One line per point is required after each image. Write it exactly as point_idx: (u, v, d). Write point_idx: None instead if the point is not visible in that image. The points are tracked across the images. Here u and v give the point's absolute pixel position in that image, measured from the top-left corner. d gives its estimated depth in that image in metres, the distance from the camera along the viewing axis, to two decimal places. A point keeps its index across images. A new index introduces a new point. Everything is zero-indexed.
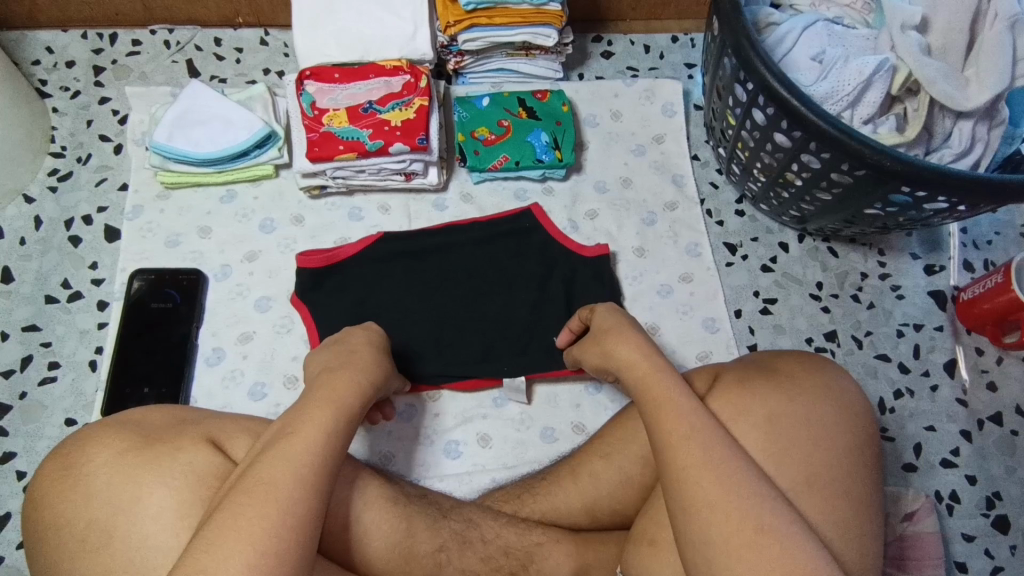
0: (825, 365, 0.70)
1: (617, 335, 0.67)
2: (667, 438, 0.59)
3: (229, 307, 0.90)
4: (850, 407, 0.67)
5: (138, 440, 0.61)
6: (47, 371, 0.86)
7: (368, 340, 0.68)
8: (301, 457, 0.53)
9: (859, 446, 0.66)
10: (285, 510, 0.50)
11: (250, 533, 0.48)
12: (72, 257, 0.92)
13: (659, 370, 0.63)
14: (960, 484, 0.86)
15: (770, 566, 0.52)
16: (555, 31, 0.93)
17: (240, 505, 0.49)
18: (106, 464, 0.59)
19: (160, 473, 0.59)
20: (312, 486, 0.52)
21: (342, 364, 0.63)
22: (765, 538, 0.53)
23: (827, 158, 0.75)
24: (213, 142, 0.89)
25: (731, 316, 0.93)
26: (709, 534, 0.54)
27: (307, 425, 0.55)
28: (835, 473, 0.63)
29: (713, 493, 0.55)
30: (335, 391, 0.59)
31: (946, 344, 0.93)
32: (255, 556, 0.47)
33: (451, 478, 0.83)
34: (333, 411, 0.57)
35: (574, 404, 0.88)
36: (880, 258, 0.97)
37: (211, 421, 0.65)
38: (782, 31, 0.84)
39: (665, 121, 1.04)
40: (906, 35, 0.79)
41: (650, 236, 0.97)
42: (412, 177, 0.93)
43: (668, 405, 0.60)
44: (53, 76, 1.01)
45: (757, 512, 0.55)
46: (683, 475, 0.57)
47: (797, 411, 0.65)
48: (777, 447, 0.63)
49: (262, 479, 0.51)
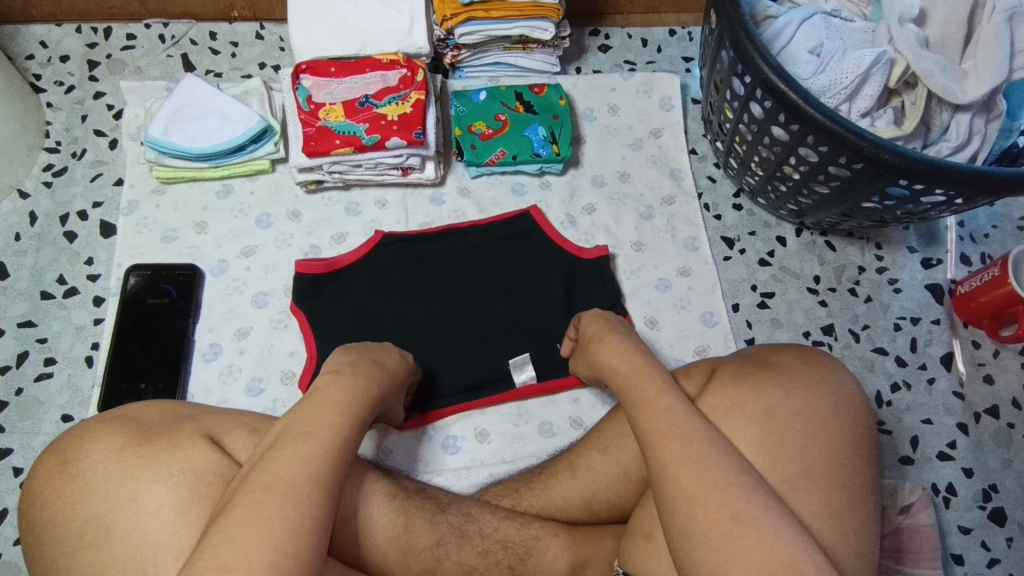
0: (824, 360, 0.71)
1: (602, 342, 0.71)
2: (649, 436, 0.60)
3: (226, 303, 0.89)
4: (847, 401, 0.68)
5: (136, 436, 0.61)
6: (43, 368, 0.85)
7: (397, 366, 0.69)
8: (318, 460, 0.52)
9: (857, 440, 0.67)
10: (302, 514, 0.49)
11: (271, 532, 0.47)
12: (67, 253, 0.91)
13: (641, 371, 0.65)
14: (956, 476, 0.86)
15: (749, 555, 0.52)
16: (552, 25, 0.93)
17: (261, 503, 0.48)
18: (103, 461, 0.59)
19: (160, 470, 0.59)
20: (328, 489, 0.51)
21: (347, 368, 0.62)
22: (746, 530, 0.53)
23: (825, 151, 0.74)
24: (210, 138, 0.89)
25: (728, 310, 0.93)
26: (692, 531, 0.54)
27: (323, 428, 0.54)
28: (830, 468, 0.64)
29: (691, 488, 0.55)
30: (348, 395, 0.58)
31: (943, 337, 0.93)
32: (273, 556, 0.46)
33: (449, 472, 0.82)
34: (347, 416, 0.56)
35: (573, 399, 0.87)
36: (877, 252, 0.97)
37: (209, 418, 0.65)
38: (780, 24, 0.84)
39: (663, 116, 1.04)
40: (905, 27, 0.78)
41: (648, 230, 0.97)
42: (410, 172, 0.92)
43: (651, 403, 0.62)
44: (48, 70, 1.01)
45: (734, 504, 0.54)
46: (666, 471, 0.57)
47: (793, 405, 0.66)
48: (773, 441, 0.64)
49: (279, 479, 0.50)
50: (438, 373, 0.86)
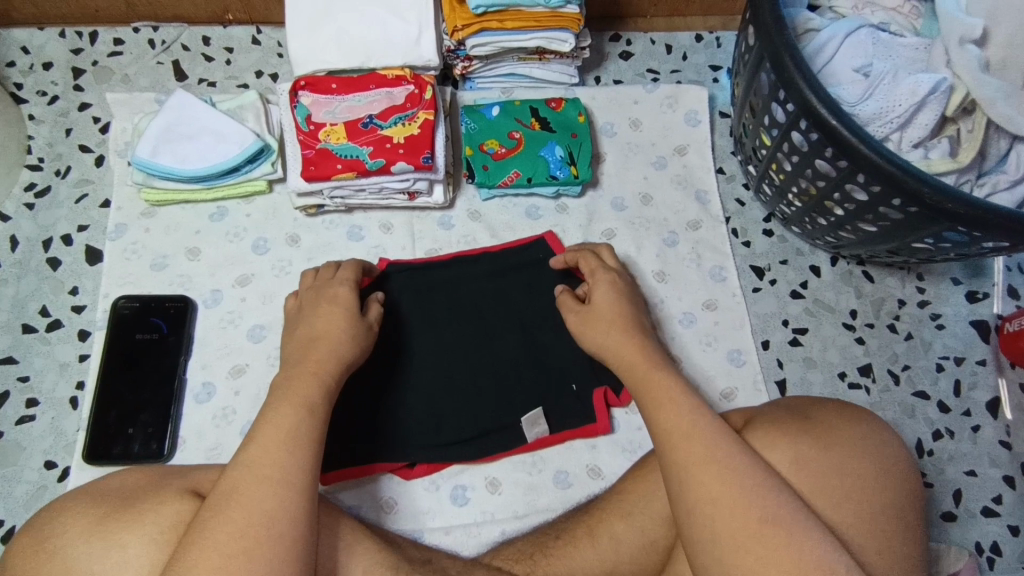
0: (855, 412, 0.67)
1: (608, 322, 0.70)
2: (668, 435, 0.59)
3: (220, 337, 0.84)
4: (880, 442, 0.64)
5: (116, 505, 0.58)
6: (25, 410, 0.80)
7: (334, 324, 0.71)
8: (268, 462, 0.57)
9: (902, 474, 0.63)
10: (252, 510, 0.54)
11: (215, 541, 0.53)
12: (51, 282, 0.85)
13: (654, 368, 0.65)
14: (1001, 535, 0.80)
15: (772, 552, 0.52)
16: (572, 35, 0.85)
17: (210, 519, 0.54)
18: (84, 532, 0.56)
19: (144, 537, 0.56)
20: (280, 487, 0.56)
21: (300, 359, 0.67)
22: (772, 529, 0.53)
23: (876, 192, 0.67)
24: (202, 158, 0.83)
25: (758, 347, 0.87)
26: (717, 532, 0.54)
27: (271, 426, 0.60)
28: (872, 487, 0.61)
29: (715, 488, 0.55)
30: (299, 391, 0.63)
31: (988, 380, 0.87)
32: (222, 559, 0.52)
33: (457, 529, 0.77)
34: (300, 410, 0.61)
35: (589, 445, 0.82)
36: (919, 283, 0.90)
37: (195, 479, 0.62)
38: (823, 39, 0.76)
39: (689, 131, 0.96)
40: (966, 49, 0.71)
41: (672, 258, 0.90)
42: (416, 196, 0.86)
43: (670, 401, 0.61)
44: (29, 79, 0.94)
45: (762, 505, 0.54)
46: (687, 472, 0.57)
47: (830, 462, 0.61)
48: (812, 491, 0.60)
49: (230, 488, 0.56)
50: (448, 416, 0.81)
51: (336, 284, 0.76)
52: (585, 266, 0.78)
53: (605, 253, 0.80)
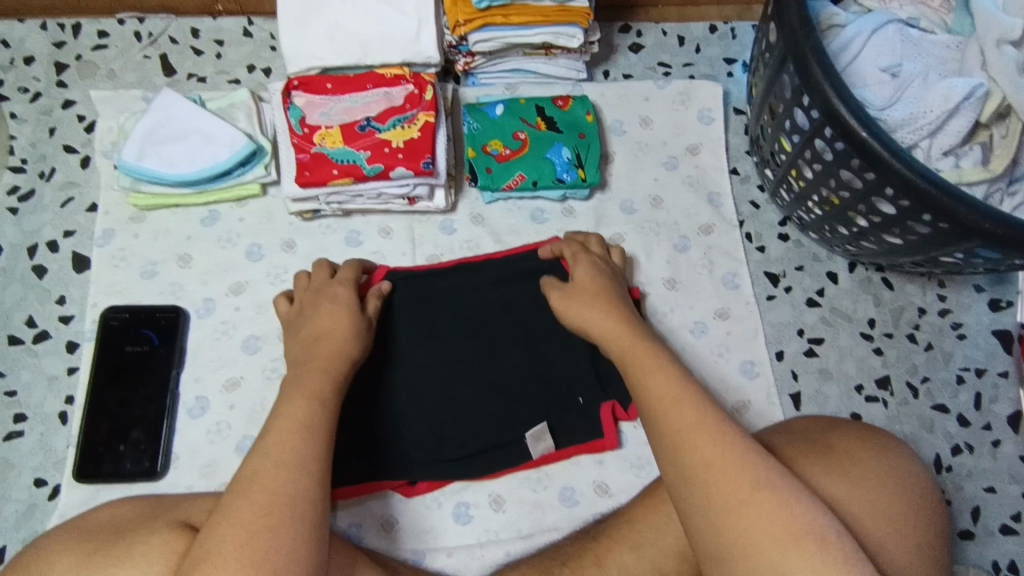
0: (877, 436, 0.64)
1: (589, 299, 0.69)
2: (656, 400, 0.57)
3: (214, 349, 0.80)
4: (907, 475, 0.61)
5: (105, 539, 0.55)
6: (12, 425, 0.77)
7: (337, 321, 0.69)
8: (291, 451, 0.55)
9: (926, 501, 0.60)
10: (279, 489, 0.53)
11: (239, 520, 0.51)
12: (37, 290, 0.82)
13: (641, 341, 0.63)
14: (1021, 554, 0.78)
15: (769, 521, 0.50)
16: (580, 31, 0.80)
17: (233, 505, 0.52)
18: (71, 569, 0.53)
19: (133, 567, 0.53)
20: (301, 471, 0.54)
21: (308, 359, 0.65)
22: (803, 530, 0.49)
23: (905, 206, 0.63)
24: (191, 161, 0.79)
25: (772, 358, 0.84)
26: (709, 499, 0.51)
27: (288, 418, 0.58)
28: (902, 523, 0.58)
29: (706, 453, 0.53)
30: (310, 386, 0.62)
31: (1011, 393, 0.83)
32: (244, 537, 0.50)
33: (460, 551, 0.75)
34: (313, 403, 0.60)
35: (596, 461, 0.79)
36: (940, 291, 0.87)
37: (186, 509, 0.59)
38: (848, 35, 0.71)
39: (702, 129, 0.92)
40: (1003, 51, 0.67)
41: (683, 264, 0.86)
42: (417, 201, 0.82)
43: (657, 369, 0.59)
44: (10, 75, 0.90)
45: (752, 470, 0.52)
46: (677, 438, 0.54)
47: (861, 500, 0.58)
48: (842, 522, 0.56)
49: (248, 475, 0.54)
50: (452, 432, 0.78)
51: (336, 284, 0.74)
52: (567, 251, 0.78)
53: (593, 241, 0.80)
